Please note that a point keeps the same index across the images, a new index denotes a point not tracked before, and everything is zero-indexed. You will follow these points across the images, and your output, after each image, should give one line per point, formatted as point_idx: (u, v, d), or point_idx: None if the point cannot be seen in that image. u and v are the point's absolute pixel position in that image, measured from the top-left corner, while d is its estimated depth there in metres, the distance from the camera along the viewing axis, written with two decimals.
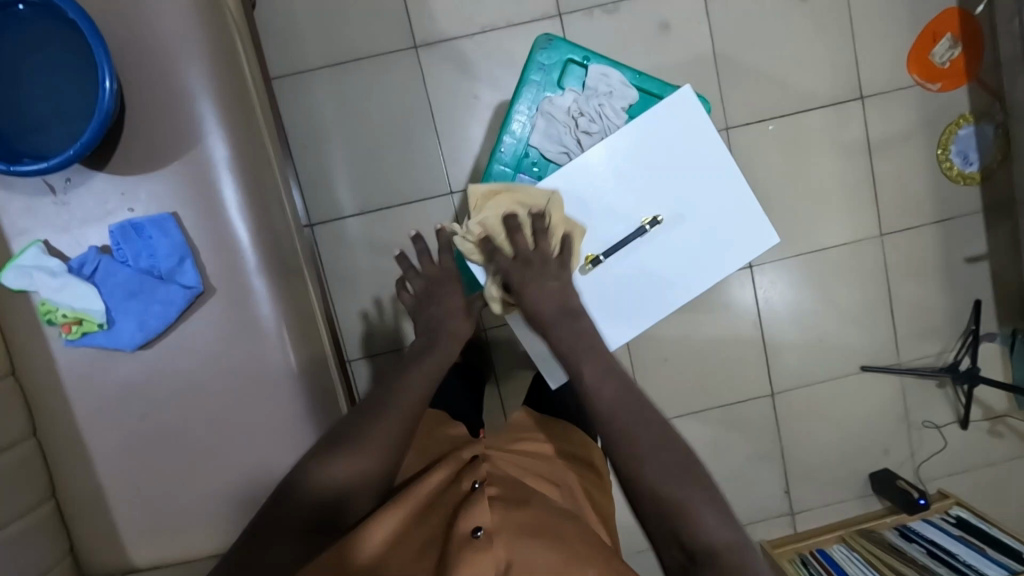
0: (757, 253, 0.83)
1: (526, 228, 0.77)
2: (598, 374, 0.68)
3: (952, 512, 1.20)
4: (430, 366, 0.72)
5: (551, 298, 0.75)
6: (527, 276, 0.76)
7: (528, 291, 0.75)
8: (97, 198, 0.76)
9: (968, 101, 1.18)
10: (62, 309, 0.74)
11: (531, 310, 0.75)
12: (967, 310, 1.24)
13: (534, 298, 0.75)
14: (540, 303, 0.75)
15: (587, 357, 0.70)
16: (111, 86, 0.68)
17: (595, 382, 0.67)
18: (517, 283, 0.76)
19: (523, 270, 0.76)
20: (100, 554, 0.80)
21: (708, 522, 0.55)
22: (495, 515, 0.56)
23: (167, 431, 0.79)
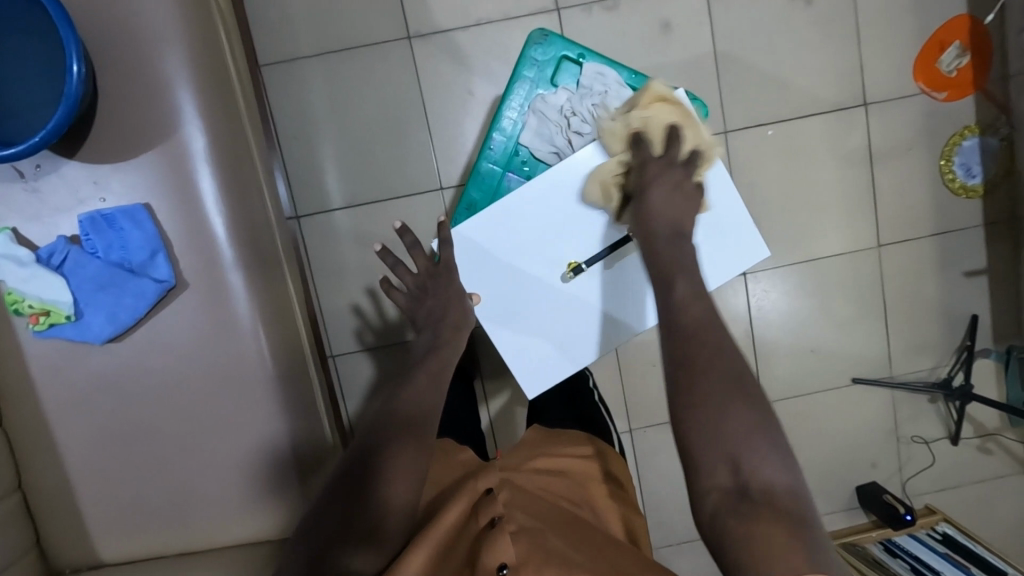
0: (749, 264, 0.81)
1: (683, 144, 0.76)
2: (688, 292, 0.59)
3: (938, 527, 1.18)
4: (435, 369, 0.70)
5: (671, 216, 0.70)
6: (658, 175, 0.72)
7: (656, 193, 0.71)
8: (67, 187, 0.74)
9: (974, 112, 1.15)
10: (30, 300, 0.72)
11: (646, 207, 0.70)
12: (962, 325, 1.22)
13: (654, 201, 0.71)
14: (660, 215, 0.69)
15: (680, 274, 0.62)
16: (80, 71, 0.66)
17: (686, 298, 0.58)
18: (648, 177, 0.73)
19: (659, 169, 0.73)
20: (65, 549, 0.79)
21: (770, 466, 0.48)
22: (518, 548, 0.55)
23: (137, 427, 0.77)
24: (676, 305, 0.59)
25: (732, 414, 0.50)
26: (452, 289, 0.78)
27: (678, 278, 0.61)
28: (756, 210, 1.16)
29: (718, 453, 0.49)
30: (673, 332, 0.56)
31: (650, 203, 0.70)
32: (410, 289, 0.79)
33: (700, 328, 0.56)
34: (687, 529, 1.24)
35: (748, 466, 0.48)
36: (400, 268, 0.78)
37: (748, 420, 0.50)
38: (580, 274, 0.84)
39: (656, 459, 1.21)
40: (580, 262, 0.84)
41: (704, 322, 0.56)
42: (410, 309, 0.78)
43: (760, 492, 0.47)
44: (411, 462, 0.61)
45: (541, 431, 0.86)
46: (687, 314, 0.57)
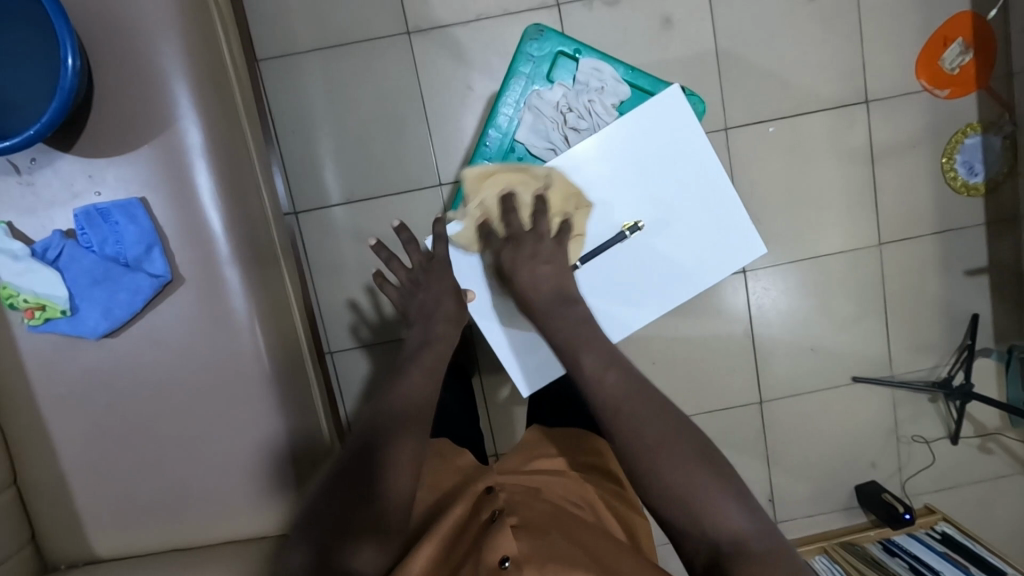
0: (744, 262, 0.80)
1: (521, 205, 0.76)
2: (600, 365, 0.62)
3: (937, 527, 1.18)
4: (428, 362, 0.70)
5: (546, 282, 0.71)
6: (517, 257, 0.72)
7: (519, 271, 0.72)
8: (62, 181, 0.73)
9: (976, 110, 1.14)
10: (24, 295, 0.72)
11: (521, 292, 0.72)
12: (963, 324, 1.21)
13: (525, 280, 0.72)
14: (533, 287, 0.71)
15: (587, 347, 0.64)
16: (74, 64, 0.65)
17: (597, 372, 0.61)
18: (507, 264, 0.73)
19: (512, 251, 0.73)
20: (60, 544, 0.79)
21: (732, 511, 0.51)
22: (521, 542, 0.56)
23: (133, 422, 0.77)
24: (592, 380, 0.61)
25: (680, 476, 0.53)
26: (449, 281, 0.77)
27: (586, 352, 0.64)
28: (755, 208, 1.16)
29: (684, 519, 0.52)
30: (602, 405, 0.59)
31: (523, 284, 0.71)
32: (403, 283, 0.78)
33: (631, 396, 0.58)
34: None
35: (712, 522, 0.51)
36: (394, 262, 0.78)
37: (701, 475, 0.53)
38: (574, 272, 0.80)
39: None
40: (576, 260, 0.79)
41: (631, 386, 0.59)
42: (402, 303, 0.78)
43: (729, 543, 0.50)
44: (412, 454, 0.62)
45: (541, 429, 0.86)
46: (605, 388, 0.59)
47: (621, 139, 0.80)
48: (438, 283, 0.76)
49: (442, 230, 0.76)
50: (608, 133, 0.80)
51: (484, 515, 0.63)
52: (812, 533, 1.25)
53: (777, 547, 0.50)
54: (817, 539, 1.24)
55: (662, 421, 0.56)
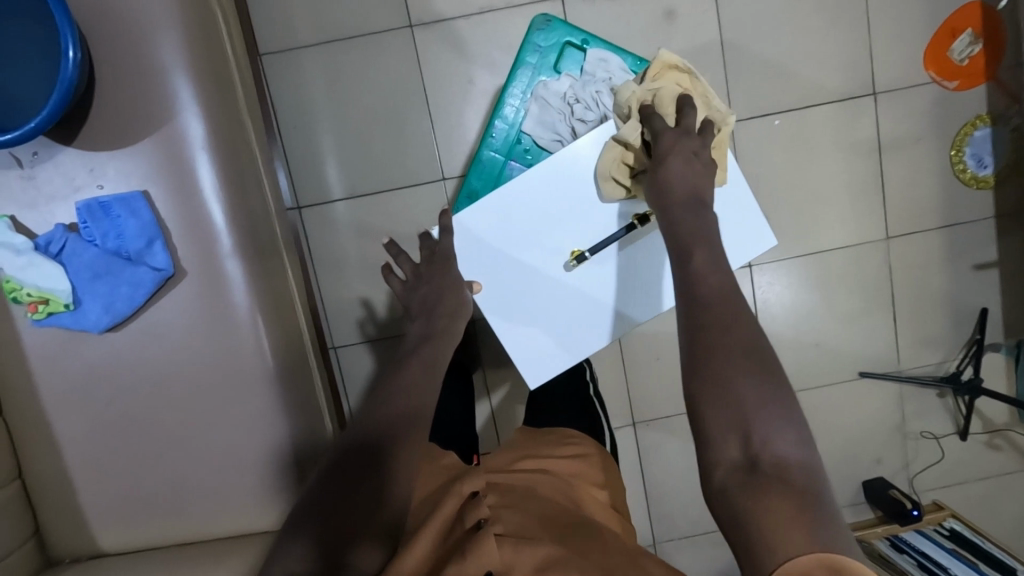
0: (758, 252, 0.80)
1: (696, 112, 0.74)
2: (708, 263, 0.57)
3: (946, 524, 1.18)
4: (427, 357, 0.69)
5: (689, 181, 0.65)
6: (680, 143, 0.68)
7: (670, 160, 0.67)
8: (64, 175, 0.73)
9: (985, 102, 1.13)
10: (27, 289, 0.72)
11: (664, 173, 0.66)
12: (972, 318, 1.20)
13: (675, 168, 0.66)
14: (680, 178, 0.65)
15: (697, 244, 0.59)
16: (75, 57, 0.65)
17: (705, 269, 0.56)
18: (666, 144, 0.68)
19: (677, 137, 0.69)
20: (63, 539, 0.79)
21: (783, 438, 0.45)
22: (507, 550, 0.55)
23: (135, 417, 0.77)
24: (694, 274, 0.57)
25: (747, 384, 0.47)
26: (451, 276, 0.78)
27: (700, 249, 0.58)
28: (762, 201, 1.15)
29: (730, 424, 0.46)
30: (692, 305, 0.54)
31: (671, 169, 0.66)
32: (408, 277, 0.79)
33: (722, 301, 0.53)
34: (690, 523, 1.23)
35: (761, 436, 0.45)
36: (403, 257, 0.79)
37: (761, 392, 0.47)
38: (583, 262, 0.83)
39: (660, 453, 1.20)
40: (583, 251, 0.83)
41: (726, 291, 0.54)
42: (404, 297, 0.77)
43: (771, 465, 0.44)
44: (414, 456, 0.60)
45: (528, 433, 0.87)
46: (705, 283, 0.55)
47: None
48: (441, 277, 0.78)
49: (448, 221, 0.79)
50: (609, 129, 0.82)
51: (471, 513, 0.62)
52: (861, 523, 1.25)
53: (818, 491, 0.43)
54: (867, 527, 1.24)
55: (739, 336, 0.50)
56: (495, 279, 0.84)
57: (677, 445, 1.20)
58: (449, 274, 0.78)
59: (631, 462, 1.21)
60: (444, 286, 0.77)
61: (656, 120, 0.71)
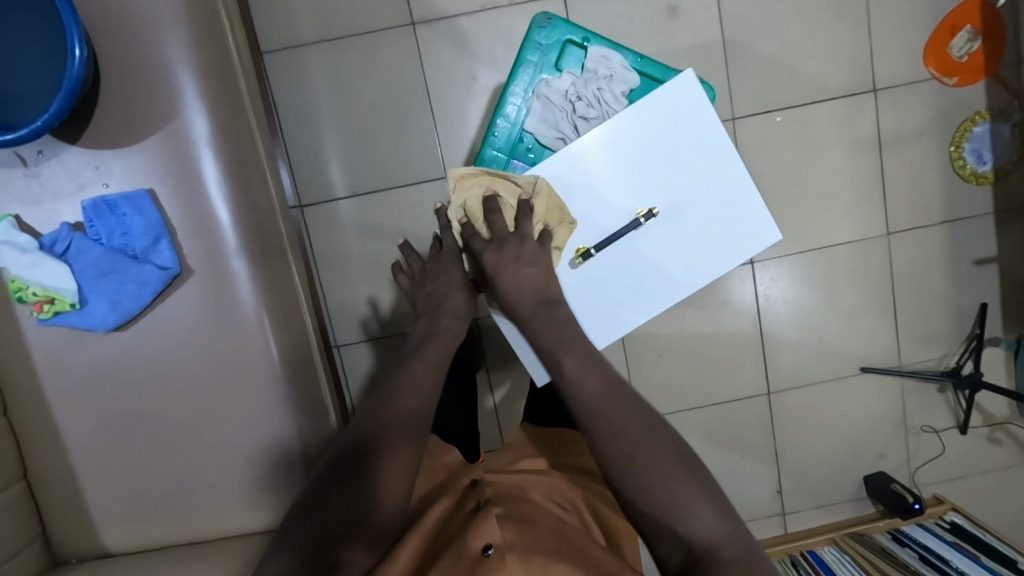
0: (757, 250, 0.79)
1: (505, 207, 0.74)
2: (580, 366, 0.62)
3: (947, 517, 1.19)
4: (431, 357, 0.70)
5: (528, 284, 0.70)
6: (500, 258, 0.71)
7: (503, 271, 0.71)
8: (69, 173, 0.73)
9: (984, 98, 1.14)
10: (33, 288, 0.72)
11: (504, 291, 0.71)
12: (972, 313, 1.20)
13: (507, 282, 0.71)
14: (517, 288, 0.70)
15: (567, 349, 0.64)
16: (81, 55, 0.65)
17: (578, 375, 0.61)
18: (489, 265, 0.71)
19: (495, 254, 0.71)
20: (71, 539, 0.79)
21: (706, 514, 0.51)
22: (504, 531, 0.56)
23: (141, 415, 0.77)
24: (568, 382, 0.62)
25: (658, 477, 0.53)
26: (456, 272, 0.77)
27: (567, 354, 0.64)
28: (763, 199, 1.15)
29: (658, 525, 0.52)
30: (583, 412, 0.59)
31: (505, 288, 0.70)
32: (414, 274, 0.80)
33: (615, 397, 0.59)
34: None
35: (687, 528, 0.51)
36: (414, 257, 0.82)
37: (681, 477, 0.53)
38: (588, 260, 0.79)
39: None
40: (589, 247, 0.79)
41: (616, 388, 0.60)
42: (411, 293, 0.79)
43: (703, 550, 0.49)
44: (404, 461, 0.61)
45: (524, 432, 0.85)
46: (584, 391, 0.60)
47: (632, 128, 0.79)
48: (447, 271, 0.77)
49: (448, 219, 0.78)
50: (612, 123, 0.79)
51: (468, 508, 0.64)
52: (860, 516, 1.26)
53: (756, 554, 0.49)
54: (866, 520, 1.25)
55: (639, 429, 0.56)
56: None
57: None
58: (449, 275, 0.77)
59: None
60: (449, 285, 0.77)
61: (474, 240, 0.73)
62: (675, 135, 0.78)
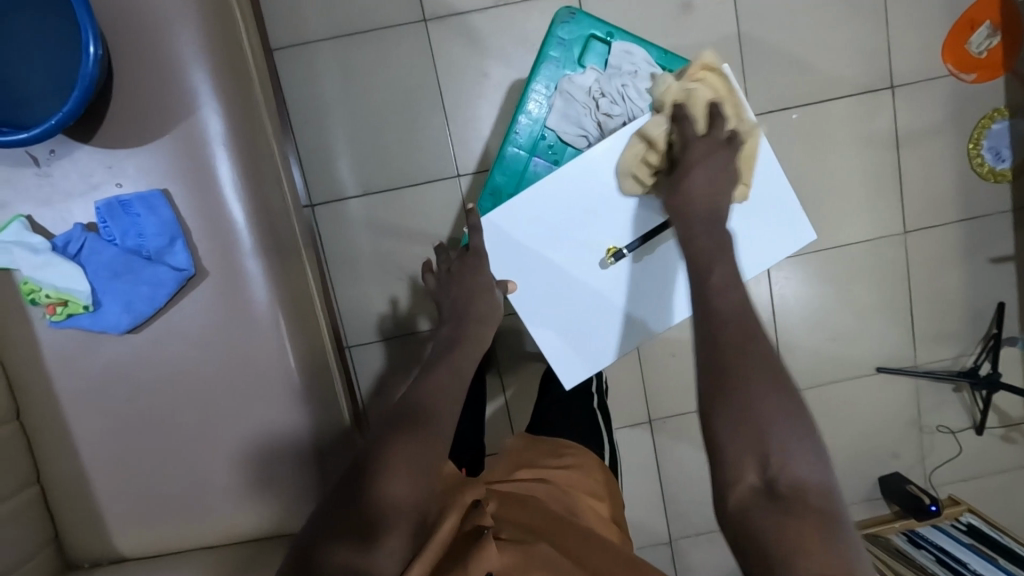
0: (790, 250, 0.80)
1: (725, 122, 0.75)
2: (727, 280, 0.57)
3: (963, 519, 1.17)
4: (455, 360, 0.68)
5: (706, 198, 0.68)
6: (704, 155, 0.71)
7: (693, 171, 0.70)
8: (82, 173, 0.72)
9: (1002, 94, 1.12)
10: (46, 289, 0.70)
11: (684, 190, 0.69)
12: (989, 313, 1.19)
13: (694, 180, 0.69)
14: (695, 195, 0.68)
15: (718, 262, 0.59)
16: (96, 52, 0.64)
17: (721, 287, 0.56)
18: (692, 155, 0.71)
19: (704, 149, 0.71)
20: (83, 543, 0.78)
21: (801, 461, 0.47)
22: (504, 557, 0.56)
23: (155, 418, 0.75)
24: (710, 291, 0.57)
25: (766, 404, 0.48)
26: (479, 277, 0.78)
27: (720, 263, 0.59)
28: None
29: (748, 446, 0.47)
30: (706, 319, 0.54)
31: (688, 185, 0.69)
32: (442, 274, 0.81)
33: (737, 318, 0.53)
34: (705, 520, 1.23)
35: (778, 463, 0.47)
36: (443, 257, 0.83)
37: (781, 413, 0.48)
38: (620, 259, 0.82)
39: (677, 449, 1.20)
40: (621, 247, 0.82)
41: (745, 311, 0.54)
42: (437, 292, 0.80)
43: (788, 489, 0.46)
44: (423, 456, 0.55)
45: (526, 439, 0.85)
46: (723, 301, 0.55)
47: None
48: (469, 276, 0.78)
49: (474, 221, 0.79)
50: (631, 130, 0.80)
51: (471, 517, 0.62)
52: (876, 516, 1.25)
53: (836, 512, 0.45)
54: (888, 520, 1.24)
55: (758, 355, 0.51)
56: (526, 278, 0.83)
57: (694, 442, 1.20)
58: (472, 278, 0.78)
59: (648, 460, 1.20)
60: (471, 289, 0.77)
61: (686, 125, 0.73)
62: None
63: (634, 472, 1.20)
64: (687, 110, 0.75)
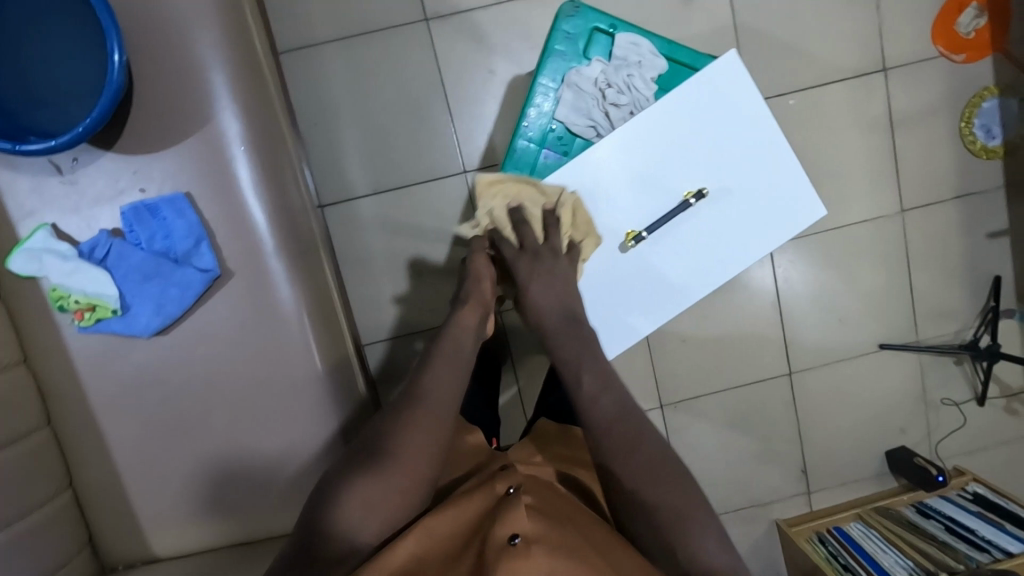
0: (802, 226, 0.83)
1: (534, 218, 0.79)
2: (597, 385, 0.69)
3: (969, 488, 1.21)
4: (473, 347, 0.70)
5: (553, 304, 0.76)
6: (533, 266, 0.77)
7: (531, 287, 0.76)
8: (107, 178, 0.73)
9: (993, 73, 1.15)
10: (75, 295, 0.72)
11: (532, 307, 0.76)
12: (986, 287, 1.22)
13: (538, 295, 0.76)
14: (543, 306, 0.76)
15: (589, 366, 0.71)
16: (120, 60, 0.65)
17: (594, 394, 0.68)
18: (523, 275, 0.77)
19: (528, 262, 0.77)
20: (119, 545, 0.79)
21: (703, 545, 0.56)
22: (533, 523, 0.53)
23: (186, 419, 0.76)
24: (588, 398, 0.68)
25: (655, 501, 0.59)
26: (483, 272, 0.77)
27: (587, 372, 0.70)
28: None
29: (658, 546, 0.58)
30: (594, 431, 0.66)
31: (539, 304, 0.76)
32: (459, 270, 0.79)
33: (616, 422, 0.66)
34: (721, 501, 1.26)
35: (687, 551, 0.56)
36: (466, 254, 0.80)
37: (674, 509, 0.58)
38: (640, 242, 0.84)
39: (689, 434, 1.23)
40: (640, 230, 0.83)
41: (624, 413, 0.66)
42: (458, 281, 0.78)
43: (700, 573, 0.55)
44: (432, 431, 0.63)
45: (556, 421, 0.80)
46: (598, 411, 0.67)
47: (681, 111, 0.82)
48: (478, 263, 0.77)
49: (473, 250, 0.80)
50: (631, 125, 0.83)
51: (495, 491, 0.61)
52: (886, 490, 1.28)
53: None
54: (894, 495, 1.27)
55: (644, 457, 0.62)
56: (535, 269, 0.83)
57: (706, 425, 1.23)
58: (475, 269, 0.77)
59: None
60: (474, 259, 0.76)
61: (505, 248, 0.78)
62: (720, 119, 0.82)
63: None
64: (500, 229, 0.79)
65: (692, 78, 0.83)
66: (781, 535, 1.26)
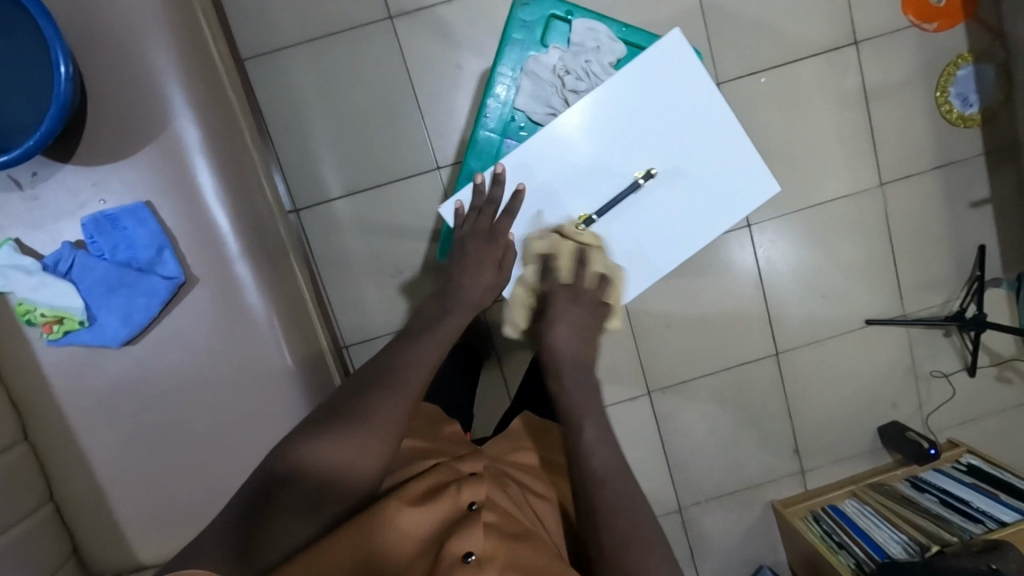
0: (754, 205, 0.82)
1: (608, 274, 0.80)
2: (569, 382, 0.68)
3: (963, 460, 1.20)
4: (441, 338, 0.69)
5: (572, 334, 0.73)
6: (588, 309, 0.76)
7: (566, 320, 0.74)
8: (68, 191, 0.73)
9: (966, 40, 1.14)
10: (41, 309, 0.72)
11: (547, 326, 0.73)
12: (972, 255, 1.21)
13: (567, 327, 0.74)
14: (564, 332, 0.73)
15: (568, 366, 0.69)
16: (67, 72, 0.65)
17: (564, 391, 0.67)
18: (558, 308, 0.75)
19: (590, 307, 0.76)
20: (103, 554, 0.79)
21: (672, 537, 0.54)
22: (490, 541, 0.52)
23: (161, 426, 0.77)
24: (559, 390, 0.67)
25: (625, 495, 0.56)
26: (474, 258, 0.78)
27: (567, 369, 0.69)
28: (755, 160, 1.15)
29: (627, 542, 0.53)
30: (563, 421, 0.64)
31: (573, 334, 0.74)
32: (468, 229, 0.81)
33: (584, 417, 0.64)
34: (714, 485, 1.25)
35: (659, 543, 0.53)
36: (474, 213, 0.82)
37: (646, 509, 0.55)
38: (592, 225, 0.83)
39: (679, 418, 1.22)
40: (591, 213, 0.83)
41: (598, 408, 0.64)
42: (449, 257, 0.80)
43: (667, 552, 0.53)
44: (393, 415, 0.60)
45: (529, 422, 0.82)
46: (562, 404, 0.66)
47: (628, 91, 0.82)
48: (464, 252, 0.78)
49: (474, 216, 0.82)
50: (582, 105, 0.83)
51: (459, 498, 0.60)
52: (881, 466, 1.28)
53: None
54: (890, 470, 1.26)
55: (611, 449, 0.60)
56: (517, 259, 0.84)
57: (695, 409, 1.22)
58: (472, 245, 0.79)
59: (651, 430, 1.22)
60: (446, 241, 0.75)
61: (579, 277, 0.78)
62: (668, 97, 0.82)
63: (638, 446, 1.22)
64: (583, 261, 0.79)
65: (642, 54, 0.82)
66: (777, 515, 1.25)
